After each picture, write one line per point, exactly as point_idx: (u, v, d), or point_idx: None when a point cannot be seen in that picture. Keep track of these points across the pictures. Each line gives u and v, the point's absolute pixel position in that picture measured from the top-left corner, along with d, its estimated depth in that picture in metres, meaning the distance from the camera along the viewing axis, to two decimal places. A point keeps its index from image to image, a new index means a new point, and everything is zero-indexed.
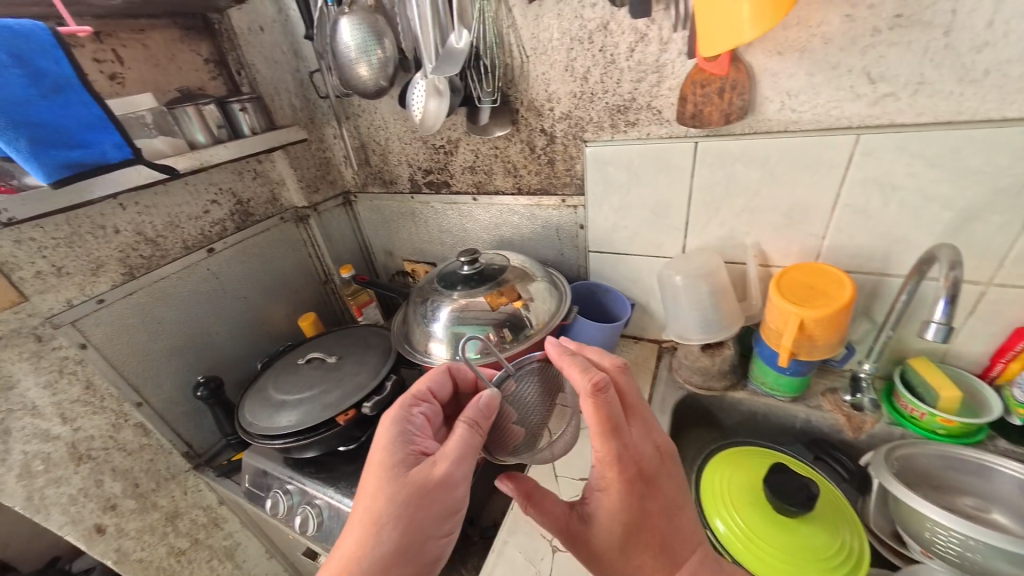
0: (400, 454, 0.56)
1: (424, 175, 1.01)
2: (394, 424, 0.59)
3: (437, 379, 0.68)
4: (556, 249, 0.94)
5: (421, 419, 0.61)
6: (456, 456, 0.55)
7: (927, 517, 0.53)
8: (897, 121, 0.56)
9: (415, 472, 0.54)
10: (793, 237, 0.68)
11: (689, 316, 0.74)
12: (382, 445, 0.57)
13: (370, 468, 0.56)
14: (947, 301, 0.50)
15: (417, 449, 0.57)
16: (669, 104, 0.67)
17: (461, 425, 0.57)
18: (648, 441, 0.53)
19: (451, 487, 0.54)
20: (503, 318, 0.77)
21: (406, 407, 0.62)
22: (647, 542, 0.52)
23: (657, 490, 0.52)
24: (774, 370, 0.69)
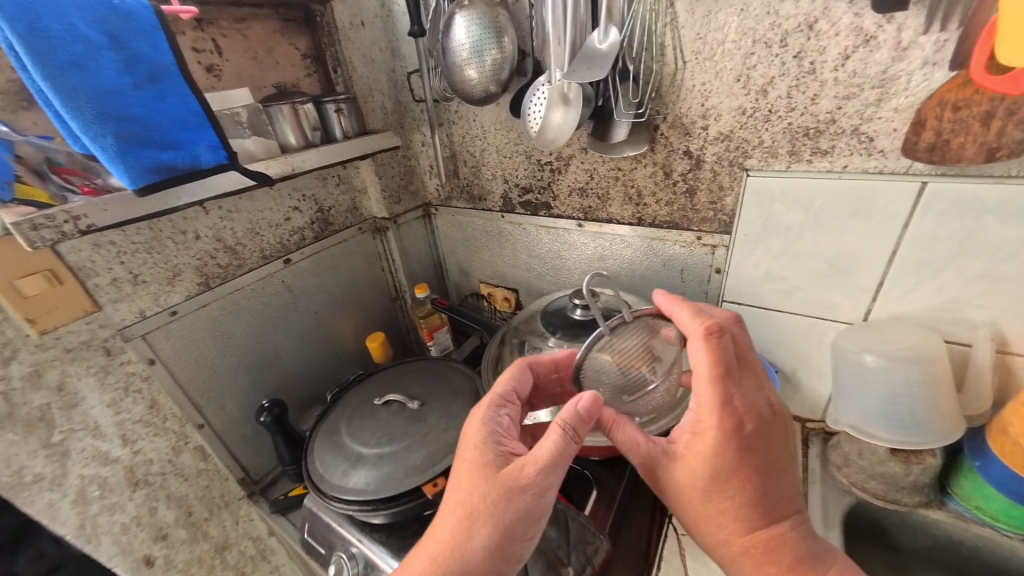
0: (491, 455, 0.47)
1: (521, 193, 0.89)
2: (484, 424, 0.50)
3: (523, 377, 0.56)
4: (676, 292, 0.79)
5: (507, 421, 0.51)
6: (548, 464, 0.45)
7: None
8: None
9: (503, 476, 0.45)
10: None
11: (872, 403, 0.59)
12: (473, 440, 0.49)
13: (459, 464, 0.48)
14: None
15: (506, 450, 0.48)
16: (889, 130, 0.51)
17: (553, 432, 0.46)
18: (758, 398, 0.49)
19: (540, 497, 0.45)
20: None
21: (494, 406, 0.52)
22: (743, 499, 0.48)
23: (762, 447, 0.48)
24: (1001, 493, 0.53)
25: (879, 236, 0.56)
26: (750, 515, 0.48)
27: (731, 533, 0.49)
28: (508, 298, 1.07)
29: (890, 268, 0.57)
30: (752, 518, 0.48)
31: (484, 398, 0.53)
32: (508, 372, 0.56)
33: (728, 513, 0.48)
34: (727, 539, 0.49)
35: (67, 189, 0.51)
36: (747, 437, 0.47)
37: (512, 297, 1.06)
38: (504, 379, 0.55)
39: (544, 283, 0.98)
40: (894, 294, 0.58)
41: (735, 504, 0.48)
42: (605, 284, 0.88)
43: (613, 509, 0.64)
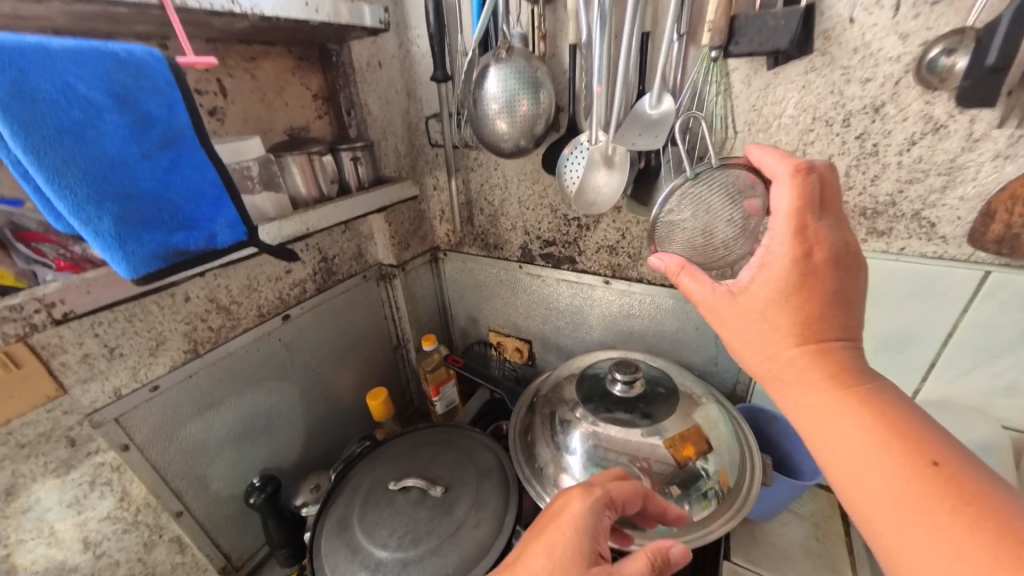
0: (587, 546, 0.42)
1: (542, 245, 0.85)
2: (591, 516, 0.44)
3: (636, 498, 0.50)
4: (709, 355, 0.76)
5: (608, 525, 0.45)
6: None
7: None
8: None
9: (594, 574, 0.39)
10: None
11: None
12: (576, 522, 0.44)
13: (551, 533, 0.43)
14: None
15: (599, 550, 0.43)
16: (953, 218, 0.50)
17: (642, 560, 0.42)
18: (842, 234, 0.38)
19: None
20: (679, 472, 0.59)
21: (603, 505, 0.46)
22: (800, 323, 0.38)
23: (833, 279, 0.37)
24: None
25: (936, 318, 0.55)
26: (808, 338, 0.37)
27: (779, 359, 0.38)
28: (520, 348, 1.01)
29: (944, 349, 0.56)
30: (808, 342, 0.37)
31: (598, 488, 0.47)
32: (625, 482, 0.50)
33: (780, 337, 0.38)
34: (771, 367, 0.39)
35: (37, 262, 0.42)
36: (820, 267, 0.37)
37: (524, 347, 1.01)
38: (624, 487, 0.49)
39: (562, 336, 0.93)
40: (948, 376, 0.57)
41: (789, 325, 0.38)
42: (629, 342, 0.84)
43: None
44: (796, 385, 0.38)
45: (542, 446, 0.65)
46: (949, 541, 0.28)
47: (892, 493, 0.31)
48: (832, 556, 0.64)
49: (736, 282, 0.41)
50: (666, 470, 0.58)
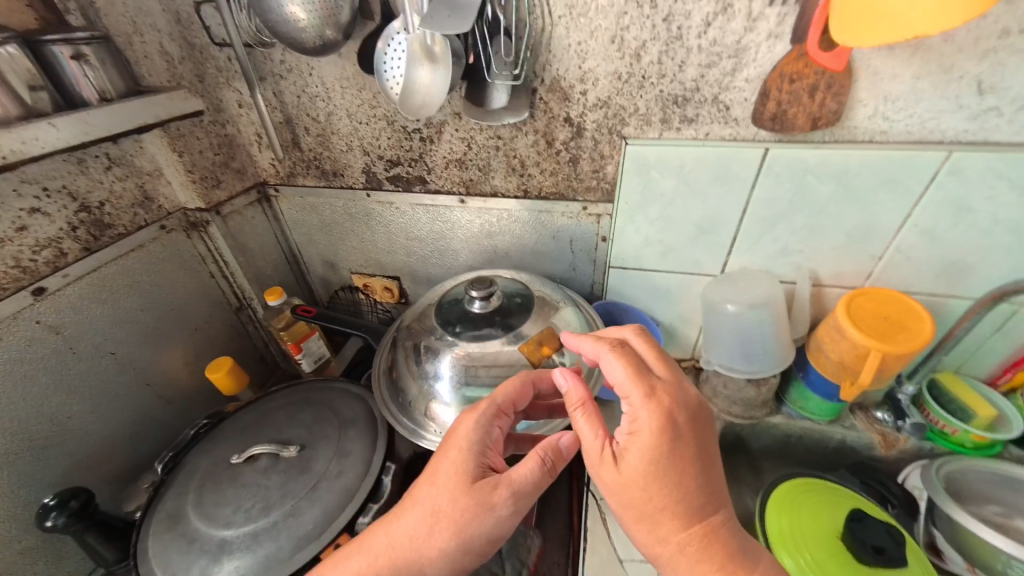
0: (472, 467, 0.46)
1: (386, 166, 0.76)
2: (477, 430, 0.49)
3: (526, 391, 0.53)
4: (567, 263, 0.78)
5: (498, 430, 0.50)
6: (490, 447, 0.49)
7: (998, 551, 0.53)
8: (991, 138, 0.50)
9: (472, 456, 0.47)
10: (849, 258, 0.62)
11: (732, 345, 0.67)
12: (461, 443, 0.48)
13: (442, 450, 0.48)
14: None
15: (486, 462, 0.48)
16: (742, 100, 0.54)
17: (535, 460, 0.48)
18: None
19: (482, 461, 0.48)
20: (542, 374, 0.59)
21: (489, 415, 0.50)
22: (642, 372, 0.47)
23: None
24: (820, 397, 0.66)
25: (734, 198, 0.62)
26: (639, 382, 0.47)
27: (624, 414, 0.47)
28: (388, 287, 0.94)
29: (742, 224, 0.64)
30: (662, 404, 0.45)
31: (484, 402, 0.51)
32: (508, 383, 0.53)
33: (603, 339, 0.51)
34: (593, 467, 0.47)
35: None
36: None
37: (393, 286, 0.93)
38: (508, 388, 0.53)
39: (428, 267, 0.88)
40: (745, 247, 0.66)
41: None
42: (495, 263, 0.83)
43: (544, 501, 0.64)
44: (628, 352, 0.50)
45: (406, 382, 0.61)
46: (666, 387, 0.46)
47: (663, 357, 0.50)
48: None
49: (590, 351, 0.51)
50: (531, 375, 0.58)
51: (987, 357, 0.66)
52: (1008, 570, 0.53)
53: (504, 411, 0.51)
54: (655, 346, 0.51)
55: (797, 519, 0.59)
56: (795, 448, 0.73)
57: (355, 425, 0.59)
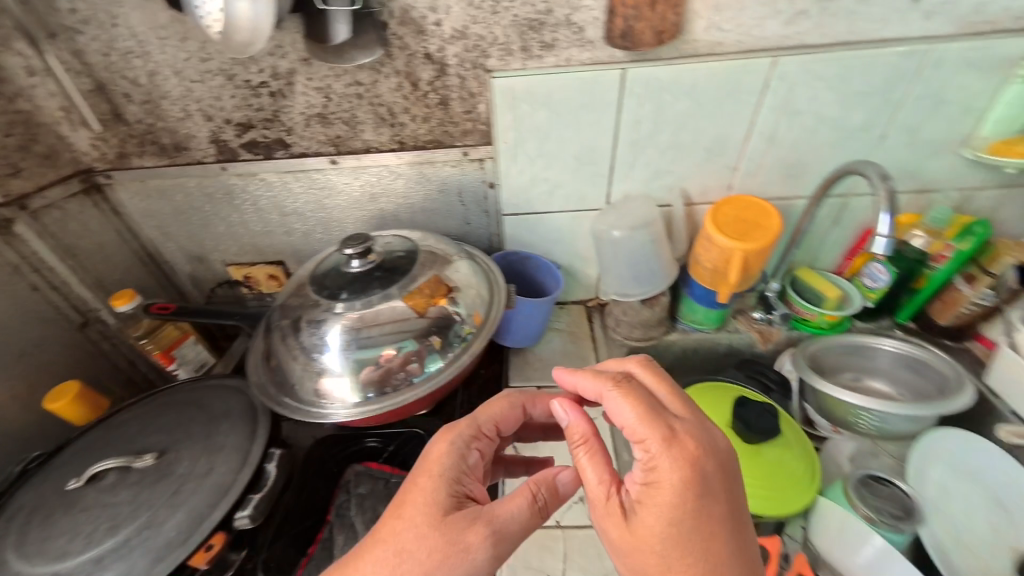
0: (444, 496, 0.42)
1: (238, 131, 0.67)
2: (451, 453, 0.45)
3: (511, 413, 0.51)
4: (460, 217, 0.75)
5: (476, 455, 0.46)
6: (470, 477, 0.45)
7: (851, 404, 0.61)
8: (805, 41, 0.56)
9: (448, 486, 0.43)
10: (712, 171, 0.67)
11: (623, 270, 0.69)
12: (434, 468, 0.44)
13: (413, 481, 0.43)
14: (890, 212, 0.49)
15: (463, 491, 0.43)
16: (593, 20, 0.55)
17: (523, 496, 0.43)
18: None
19: (460, 493, 0.43)
20: (433, 324, 0.56)
21: (466, 437, 0.46)
22: (656, 414, 0.40)
23: None
24: (705, 306, 0.71)
25: (603, 126, 0.63)
26: (653, 427, 0.39)
27: (638, 461, 0.40)
28: (274, 274, 0.84)
29: (616, 151, 0.65)
30: (683, 453, 0.38)
31: (462, 422, 0.48)
32: (493, 405, 0.51)
33: (605, 373, 0.44)
34: (600, 517, 0.41)
35: None
36: None
37: (279, 271, 0.84)
38: (491, 410, 0.51)
39: (314, 243, 0.80)
40: (623, 175, 0.68)
41: None
42: (386, 228, 0.77)
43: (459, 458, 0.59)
44: (638, 390, 0.42)
45: (287, 362, 0.54)
46: (687, 431, 0.39)
47: (679, 392, 0.43)
48: (582, 351, 0.76)
49: (591, 386, 0.45)
50: (421, 326, 0.55)
51: (832, 248, 0.75)
52: (858, 417, 0.62)
53: (484, 432, 0.49)
54: (668, 380, 0.44)
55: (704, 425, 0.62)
56: (695, 360, 0.78)
57: (230, 415, 0.51)
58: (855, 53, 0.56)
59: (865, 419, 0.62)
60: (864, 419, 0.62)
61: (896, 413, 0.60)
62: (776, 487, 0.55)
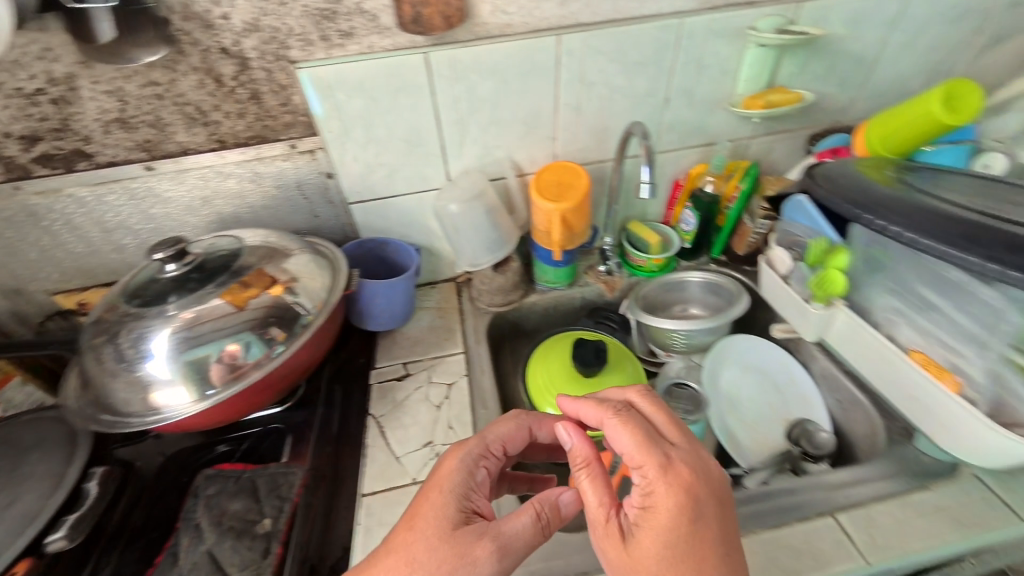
0: (452, 512, 0.44)
1: (24, 145, 0.61)
2: (461, 471, 0.48)
3: (518, 435, 0.53)
4: (307, 211, 0.75)
5: (482, 474, 0.49)
6: (478, 494, 0.47)
7: (669, 329, 0.72)
8: (581, 20, 0.63)
9: (457, 502, 0.46)
10: (534, 142, 0.73)
11: (471, 240, 0.73)
12: (445, 484, 0.47)
13: (422, 500, 0.46)
14: (649, 165, 0.57)
15: (471, 507, 0.46)
16: (383, 7, 0.58)
17: (528, 513, 0.45)
18: None
19: (469, 511, 0.45)
20: (267, 315, 0.56)
21: (474, 455, 0.49)
22: (652, 442, 0.44)
23: None
24: (551, 265, 0.78)
25: (423, 108, 0.66)
26: (650, 453, 0.43)
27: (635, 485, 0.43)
28: None
29: (442, 132, 0.69)
30: (679, 479, 0.41)
31: (472, 441, 0.50)
32: (501, 424, 0.53)
33: (607, 403, 0.47)
34: (599, 538, 0.43)
35: None
36: None
37: None
38: (500, 430, 0.53)
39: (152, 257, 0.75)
40: (455, 153, 0.72)
41: None
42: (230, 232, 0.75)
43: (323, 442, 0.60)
44: (637, 419, 0.45)
45: (109, 381, 0.52)
46: (682, 458, 0.42)
47: (675, 421, 0.46)
48: (450, 323, 0.80)
49: (594, 415, 0.48)
50: (251, 318, 0.55)
51: (656, 200, 0.87)
52: (674, 338, 0.74)
53: (492, 450, 0.51)
54: (665, 410, 0.47)
55: (547, 367, 0.71)
56: (557, 316, 0.86)
57: None
58: (625, 28, 0.64)
59: (679, 339, 0.73)
60: (678, 338, 0.73)
61: (698, 329, 0.72)
62: None
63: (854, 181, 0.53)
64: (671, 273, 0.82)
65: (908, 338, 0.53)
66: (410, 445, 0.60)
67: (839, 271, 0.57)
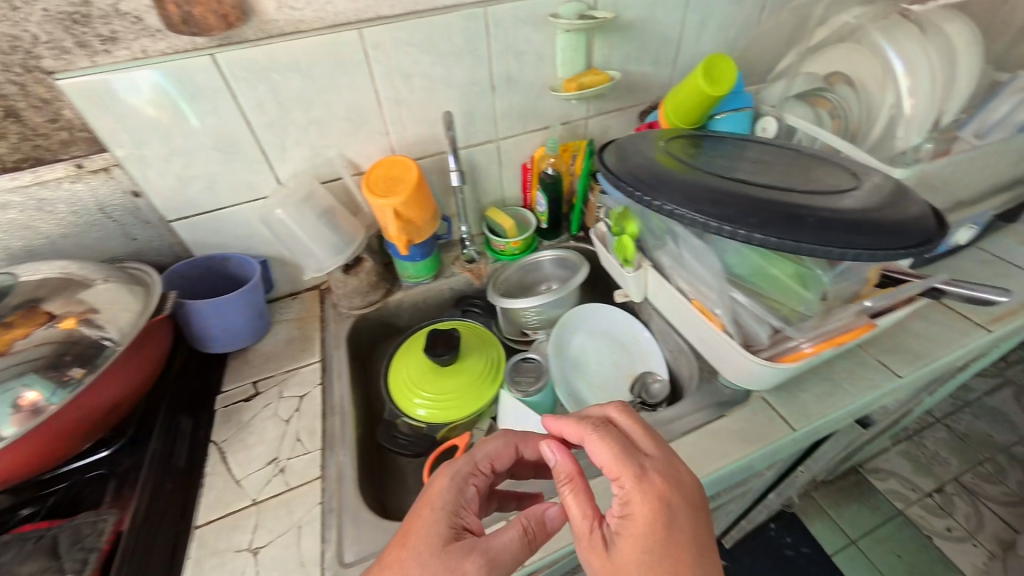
0: (442, 529, 0.42)
1: None
2: (449, 488, 0.46)
3: (506, 451, 0.51)
4: (121, 235, 0.68)
5: (472, 492, 0.47)
6: (467, 513, 0.45)
7: (523, 308, 0.75)
8: (381, 13, 0.63)
9: (446, 519, 0.43)
10: (365, 139, 0.72)
11: (307, 246, 0.70)
12: (435, 502, 0.45)
13: (412, 518, 0.44)
14: (452, 156, 0.61)
15: (460, 523, 0.44)
16: (146, 8, 0.53)
17: (514, 528, 0.43)
18: None
19: (458, 528, 0.43)
20: (60, 352, 0.52)
21: (463, 472, 0.47)
22: (629, 453, 0.43)
23: None
24: (406, 260, 0.78)
25: (227, 113, 0.63)
26: (625, 464, 0.42)
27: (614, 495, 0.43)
28: None
29: (257, 136, 0.66)
30: (653, 490, 0.41)
31: (462, 457, 0.49)
32: (490, 440, 0.51)
33: (586, 418, 0.47)
34: (583, 549, 0.42)
35: None
36: None
37: None
38: (488, 447, 0.51)
39: None
40: (280, 157, 0.69)
41: None
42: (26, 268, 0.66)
43: (146, 486, 0.54)
44: (614, 434, 0.45)
45: None
46: (657, 467, 0.42)
47: (652, 431, 0.46)
48: (309, 332, 0.77)
49: (573, 432, 0.47)
50: (36, 358, 0.51)
51: (511, 185, 0.90)
52: (528, 315, 0.77)
53: (483, 466, 0.49)
54: (644, 424, 0.47)
55: (408, 366, 0.71)
56: (429, 310, 0.87)
57: None
58: (428, 19, 0.65)
59: (532, 316, 0.76)
60: (532, 315, 0.76)
61: (549, 305, 0.76)
62: (475, 395, 0.67)
63: (616, 160, 0.55)
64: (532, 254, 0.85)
65: (683, 287, 0.58)
66: (253, 464, 0.58)
67: (631, 236, 0.61)
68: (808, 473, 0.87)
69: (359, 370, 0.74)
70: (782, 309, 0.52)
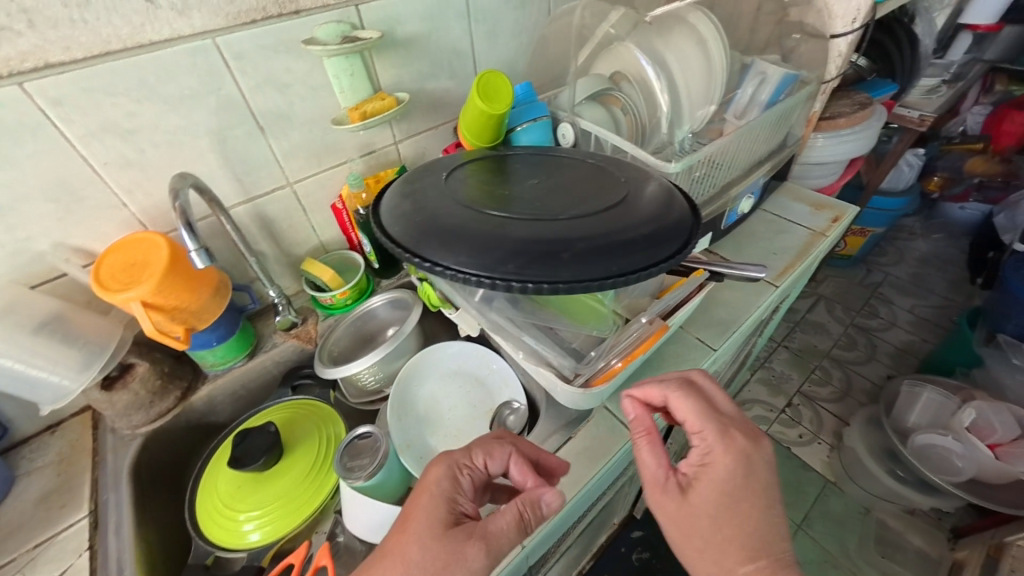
0: (440, 516, 0.41)
1: None
2: (439, 483, 0.43)
3: (503, 447, 0.48)
4: None
5: (466, 485, 0.45)
6: (466, 505, 0.43)
7: (356, 372, 0.66)
8: (51, 59, 0.47)
9: (445, 509, 0.42)
10: (91, 217, 0.56)
11: (27, 375, 0.53)
12: (432, 492, 0.43)
13: (413, 504, 0.42)
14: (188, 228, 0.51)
15: (460, 510, 0.43)
16: None
17: (510, 512, 0.42)
18: None
19: (457, 511, 0.42)
20: None
21: (456, 463, 0.45)
22: (711, 413, 0.45)
23: None
24: (198, 347, 0.63)
25: None
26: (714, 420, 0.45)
27: (693, 446, 0.45)
28: None
29: None
30: (737, 445, 0.43)
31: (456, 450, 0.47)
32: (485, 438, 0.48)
33: (671, 375, 0.49)
34: (655, 492, 0.45)
35: None
36: None
37: None
38: (481, 443, 0.48)
39: None
40: None
41: None
42: None
43: None
44: (700, 393, 0.47)
45: None
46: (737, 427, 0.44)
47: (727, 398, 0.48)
48: (78, 475, 0.59)
49: (654, 392, 0.48)
50: None
51: (326, 229, 0.79)
52: (365, 377, 0.68)
53: (482, 456, 0.47)
54: (723, 392, 0.49)
55: (224, 483, 0.58)
56: (255, 393, 0.73)
57: None
58: (132, 60, 0.51)
59: (369, 376, 0.68)
60: (369, 376, 0.68)
61: (386, 359, 0.68)
62: (313, 487, 0.57)
63: (396, 200, 0.50)
64: (365, 302, 0.76)
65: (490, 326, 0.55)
66: None
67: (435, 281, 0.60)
68: (676, 441, 0.93)
69: (151, 509, 0.59)
70: (584, 333, 0.53)
